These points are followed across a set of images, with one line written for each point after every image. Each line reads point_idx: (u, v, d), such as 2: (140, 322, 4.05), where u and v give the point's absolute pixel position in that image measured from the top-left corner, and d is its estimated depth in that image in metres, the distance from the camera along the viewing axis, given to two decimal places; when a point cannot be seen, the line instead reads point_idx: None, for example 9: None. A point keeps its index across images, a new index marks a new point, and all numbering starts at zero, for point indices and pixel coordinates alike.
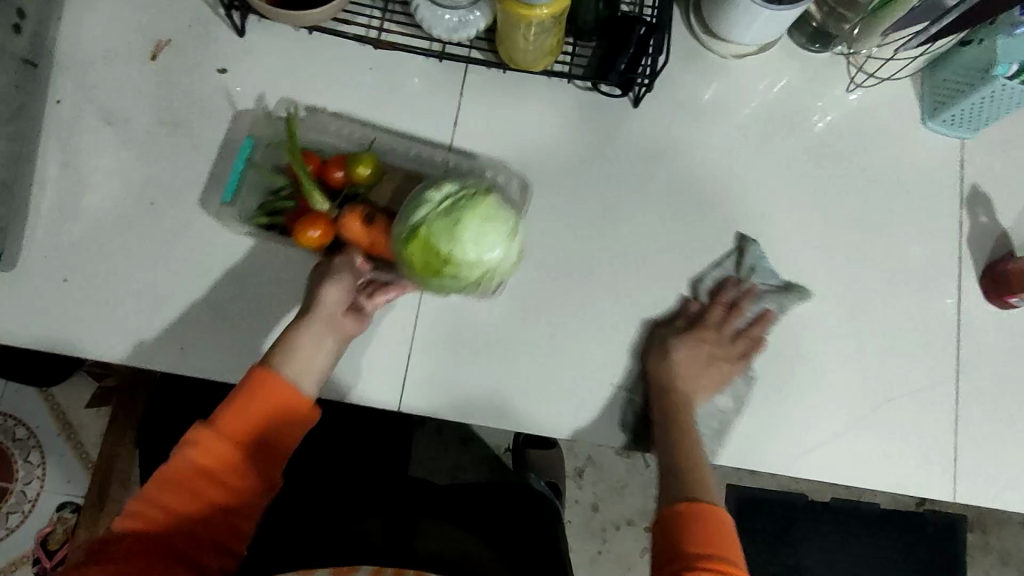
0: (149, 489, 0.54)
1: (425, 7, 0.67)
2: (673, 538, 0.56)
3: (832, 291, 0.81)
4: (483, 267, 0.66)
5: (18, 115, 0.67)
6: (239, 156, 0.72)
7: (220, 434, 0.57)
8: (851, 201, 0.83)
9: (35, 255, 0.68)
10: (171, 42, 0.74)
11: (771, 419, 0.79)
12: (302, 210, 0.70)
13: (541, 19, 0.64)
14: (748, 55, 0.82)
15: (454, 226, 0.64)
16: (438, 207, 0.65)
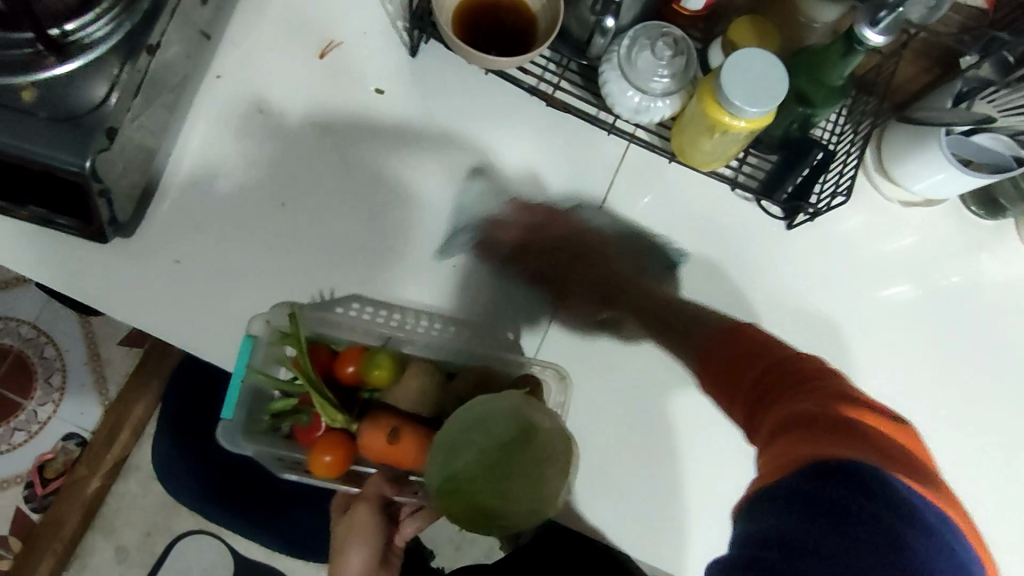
0: None
1: (614, 81, 0.64)
2: (746, 344, 0.57)
3: (970, 474, 0.72)
4: (539, 516, 0.51)
5: (180, 85, 0.65)
6: (240, 363, 0.59)
7: None
8: (1003, 380, 0.75)
9: (156, 228, 0.66)
10: (342, 44, 0.72)
11: None
12: (314, 425, 0.64)
13: (736, 130, 0.60)
14: (914, 204, 0.76)
15: (502, 484, 0.48)
16: (484, 455, 0.49)
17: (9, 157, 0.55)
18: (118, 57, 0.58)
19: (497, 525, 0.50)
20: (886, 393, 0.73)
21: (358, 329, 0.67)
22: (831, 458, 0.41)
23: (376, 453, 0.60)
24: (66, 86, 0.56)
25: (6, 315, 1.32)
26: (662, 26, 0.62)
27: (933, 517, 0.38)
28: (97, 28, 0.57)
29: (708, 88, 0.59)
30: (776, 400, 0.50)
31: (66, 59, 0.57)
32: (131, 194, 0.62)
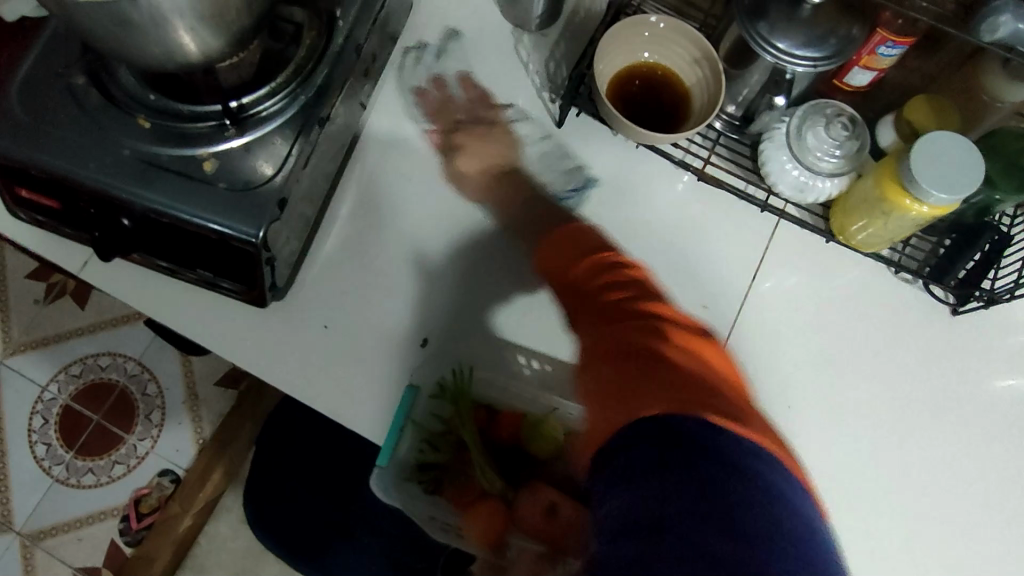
0: None
1: (775, 159, 0.62)
2: (565, 256, 0.61)
3: None
4: None
5: (339, 153, 0.67)
6: (401, 412, 0.62)
7: None
8: None
9: (304, 292, 0.67)
10: (487, 115, 0.73)
11: None
12: (467, 488, 0.62)
13: (915, 215, 0.56)
14: None
15: None
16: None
17: (185, 225, 0.57)
18: (293, 130, 0.60)
19: None
20: None
21: (517, 393, 0.66)
22: (654, 415, 0.42)
23: (536, 528, 0.58)
24: (243, 157, 0.58)
25: (114, 350, 1.37)
26: (832, 104, 0.61)
27: (747, 456, 0.40)
28: (271, 101, 0.60)
29: (888, 171, 0.56)
30: (605, 326, 0.54)
31: (243, 132, 0.59)
32: (289, 260, 0.64)
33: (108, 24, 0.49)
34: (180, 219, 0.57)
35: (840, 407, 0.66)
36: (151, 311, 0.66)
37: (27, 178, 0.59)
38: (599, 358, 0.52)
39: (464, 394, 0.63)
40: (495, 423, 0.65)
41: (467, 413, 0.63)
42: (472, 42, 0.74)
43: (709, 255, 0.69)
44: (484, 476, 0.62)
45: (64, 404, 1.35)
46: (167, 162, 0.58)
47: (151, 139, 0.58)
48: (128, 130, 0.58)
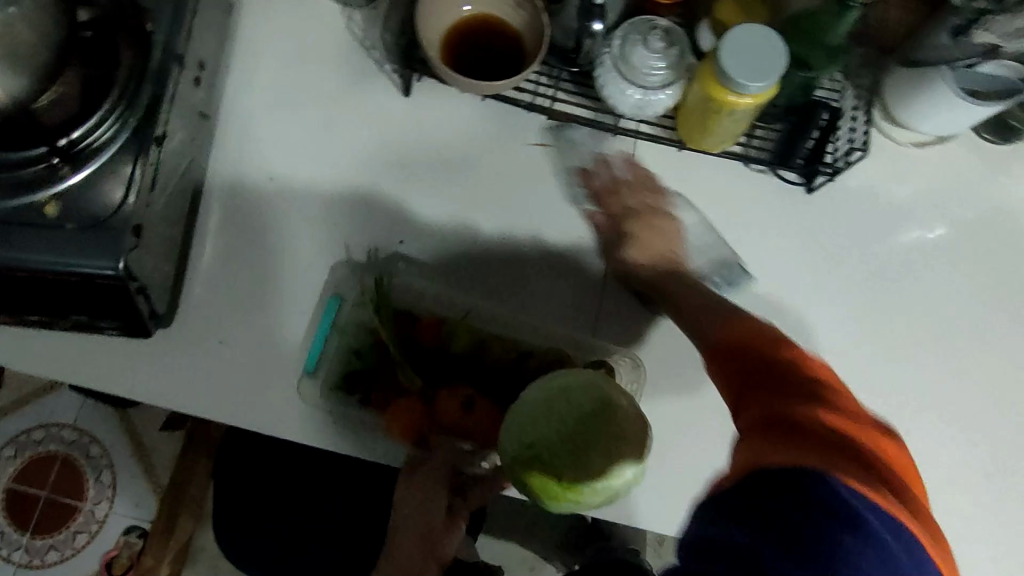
0: None
1: (612, 83, 0.64)
2: (728, 327, 0.59)
3: (1018, 400, 0.74)
4: (611, 492, 0.55)
5: (190, 168, 0.66)
6: (324, 321, 0.67)
7: None
8: None
9: (192, 312, 0.67)
10: (336, 101, 0.73)
11: (952, 536, 0.70)
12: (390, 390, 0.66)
13: (742, 108, 0.60)
14: (929, 144, 0.76)
15: (578, 455, 0.54)
16: (558, 427, 0.55)
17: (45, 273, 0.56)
18: (131, 156, 0.59)
19: (570, 499, 0.55)
20: (928, 335, 0.74)
21: (438, 303, 0.69)
22: (791, 471, 0.43)
23: (452, 422, 0.64)
24: (86, 192, 0.57)
25: (45, 422, 1.33)
26: (650, 20, 0.64)
27: (885, 530, 0.41)
28: (101, 129, 0.58)
29: (708, 74, 0.59)
30: (760, 395, 0.51)
31: (79, 167, 0.58)
32: (166, 286, 0.63)
33: None
34: (37, 268, 0.56)
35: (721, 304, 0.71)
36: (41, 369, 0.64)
37: None
38: (756, 413, 0.50)
39: (384, 300, 0.65)
40: (418, 328, 0.68)
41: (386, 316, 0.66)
42: (305, 31, 0.74)
43: (575, 189, 0.72)
44: (405, 376, 0.66)
45: (7, 487, 1.31)
46: (9, 216, 0.56)
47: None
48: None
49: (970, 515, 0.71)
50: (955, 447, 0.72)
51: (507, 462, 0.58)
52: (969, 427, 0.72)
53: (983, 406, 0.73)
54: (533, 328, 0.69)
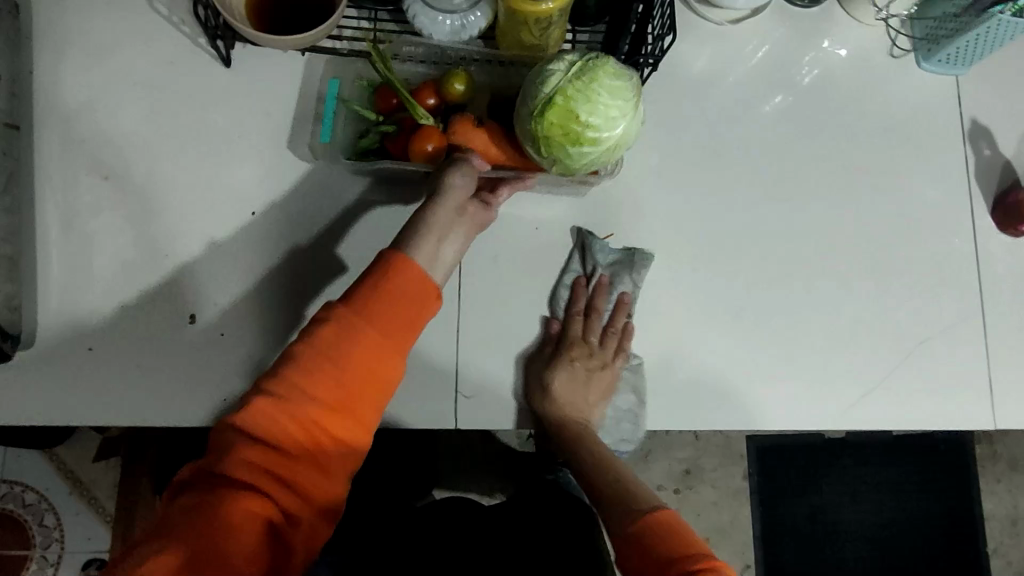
0: (352, 323, 0.51)
1: (421, 12, 0.64)
2: (641, 545, 0.55)
3: (859, 239, 0.81)
4: (624, 125, 0.58)
5: (11, 183, 0.64)
6: (329, 95, 0.69)
7: (362, 332, 0.52)
8: (860, 148, 0.82)
9: (54, 328, 0.66)
10: (156, 85, 0.71)
11: (822, 372, 0.78)
12: (404, 133, 0.66)
13: (548, 15, 0.62)
14: (744, 19, 0.82)
15: (590, 85, 0.56)
16: (568, 72, 0.57)
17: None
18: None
19: (590, 138, 0.57)
20: (771, 199, 0.80)
21: (423, 68, 0.70)
22: None
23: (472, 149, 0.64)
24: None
25: None
26: None
27: None
28: None
29: None
30: None
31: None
32: (11, 304, 0.62)
33: None
34: None
35: (563, 215, 0.77)
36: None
37: None
38: None
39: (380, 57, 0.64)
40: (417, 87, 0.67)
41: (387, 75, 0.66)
42: (107, 20, 0.71)
43: None
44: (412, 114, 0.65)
45: None
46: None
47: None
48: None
49: (830, 352, 0.78)
50: (808, 294, 0.79)
51: (522, 128, 0.59)
52: (819, 273, 0.80)
53: (827, 252, 0.80)
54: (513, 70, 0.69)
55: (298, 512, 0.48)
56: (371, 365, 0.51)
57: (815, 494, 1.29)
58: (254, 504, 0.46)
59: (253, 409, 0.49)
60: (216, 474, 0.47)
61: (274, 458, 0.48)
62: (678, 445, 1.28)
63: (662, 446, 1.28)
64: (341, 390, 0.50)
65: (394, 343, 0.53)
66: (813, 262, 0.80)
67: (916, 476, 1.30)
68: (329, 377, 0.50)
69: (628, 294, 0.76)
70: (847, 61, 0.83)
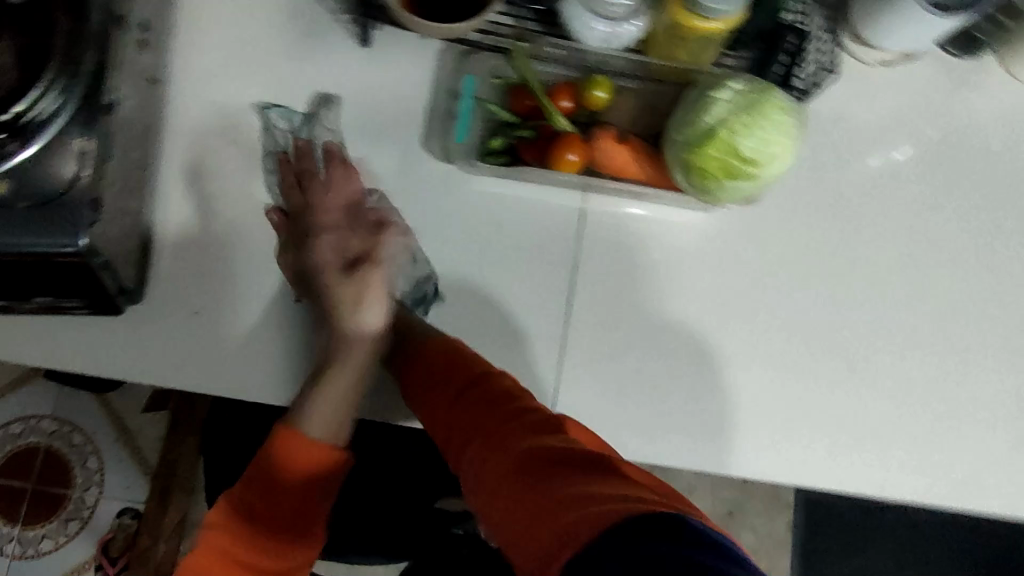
0: (285, 454, 0.59)
1: (577, 18, 0.62)
2: (465, 397, 0.59)
3: (1004, 309, 0.74)
4: (783, 164, 0.55)
5: (145, 137, 0.64)
6: (465, 93, 0.67)
7: (326, 450, 0.60)
8: (1013, 211, 0.75)
9: (165, 285, 0.65)
10: (291, 55, 0.70)
11: (944, 446, 0.71)
12: (542, 139, 0.65)
13: (714, 33, 0.60)
14: (892, 62, 0.76)
15: (757, 120, 0.53)
16: (734, 103, 0.54)
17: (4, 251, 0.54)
18: (77, 128, 0.56)
19: (748, 175, 0.55)
20: (911, 251, 0.74)
21: (562, 70, 0.67)
22: (586, 504, 0.42)
23: (612, 165, 0.62)
24: (35, 170, 0.54)
25: (23, 414, 1.28)
26: None
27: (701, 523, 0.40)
28: (45, 102, 0.55)
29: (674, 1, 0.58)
30: (514, 439, 0.53)
31: (27, 141, 0.54)
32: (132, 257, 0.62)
33: None
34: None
35: (685, 235, 0.71)
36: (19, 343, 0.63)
37: None
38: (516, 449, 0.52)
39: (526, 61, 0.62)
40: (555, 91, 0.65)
41: (528, 77, 0.64)
42: None
43: None
44: (553, 122, 0.64)
45: None
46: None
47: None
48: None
49: (956, 427, 0.71)
50: (940, 361, 0.72)
51: (674, 154, 0.57)
52: (951, 341, 0.73)
53: (962, 319, 0.73)
54: (656, 78, 0.66)
55: None
56: (325, 471, 0.60)
57: (862, 559, 1.21)
58: None
59: (218, 514, 0.59)
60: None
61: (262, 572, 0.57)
62: (725, 487, 1.24)
63: (708, 485, 1.25)
64: (317, 496, 0.59)
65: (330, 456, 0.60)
66: (948, 326, 0.73)
67: (974, 557, 1.22)
68: (249, 499, 0.58)
69: (743, 332, 0.71)
70: (1009, 115, 0.77)
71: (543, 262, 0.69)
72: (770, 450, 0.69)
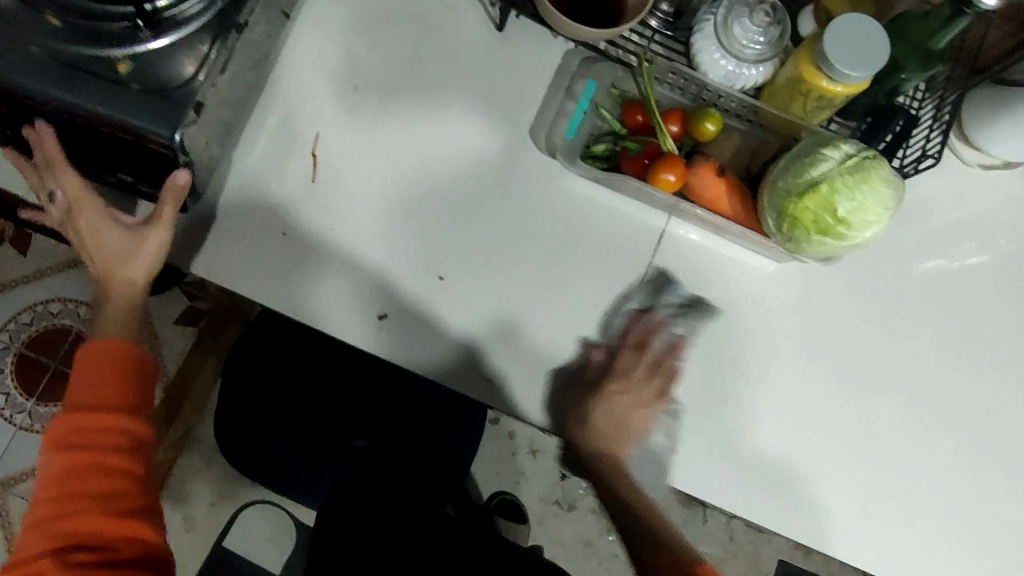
0: (83, 357, 0.59)
1: (703, 48, 0.65)
2: None
3: None
4: (872, 233, 0.58)
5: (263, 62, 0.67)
6: (585, 96, 0.71)
7: (86, 357, 0.59)
8: None
9: (254, 204, 0.69)
10: (425, 20, 0.73)
11: (945, 547, 0.73)
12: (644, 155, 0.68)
13: (833, 96, 0.62)
14: (993, 168, 0.76)
15: (860, 185, 0.56)
16: (842, 163, 0.56)
17: (98, 119, 0.58)
18: (210, 34, 0.59)
19: (837, 234, 0.57)
20: (962, 353, 0.75)
21: (677, 97, 0.70)
22: None
23: (706, 194, 0.64)
24: (158, 61, 0.58)
25: (63, 295, 1.29)
26: None
27: None
28: (188, 3, 0.59)
29: (805, 54, 0.61)
30: None
31: (159, 34, 0.58)
32: (210, 166, 0.66)
33: None
34: (98, 117, 0.57)
35: (751, 284, 0.74)
36: (63, 176, 0.61)
37: None
38: None
39: (650, 81, 0.66)
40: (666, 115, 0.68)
41: (647, 95, 0.67)
42: None
43: None
44: (660, 142, 0.67)
45: (17, 352, 1.27)
46: (82, 63, 0.58)
47: (64, 39, 0.58)
48: (37, 29, 0.57)
49: (961, 529, 0.73)
50: (960, 465, 0.74)
51: (773, 197, 0.59)
52: (977, 443, 0.74)
53: (992, 425, 0.75)
54: (764, 126, 0.69)
55: (73, 538, 0.54)
56: (113, 399, 0.58)
57: None
58: (51, 536, 0.54)
59: (60, 422, 0.57)
60: (56, 447, 0.56)
61: (110, 427, 0.57)
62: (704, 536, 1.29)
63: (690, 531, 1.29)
64: (98, 420, 0.56)
65: (125, 385, 0.59)
66: (976, 435, 0.75)
67: None
68: (77, 391, 0.57)
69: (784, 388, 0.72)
70: None
71: (611, 271, 0.72)
72: (784, 502, 0.70)
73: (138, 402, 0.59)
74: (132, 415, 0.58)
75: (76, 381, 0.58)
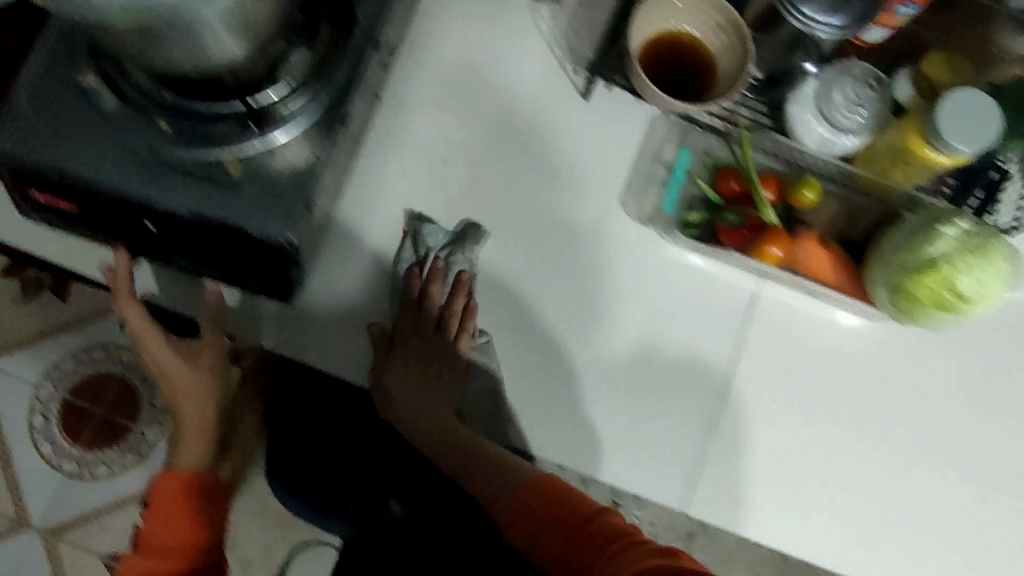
0: (163, 493, 0.74)
1: (801, 117, 0.66)
2: None
3: None
4: (986, 307, 0.58)
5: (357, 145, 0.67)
6: (680, 167, 0.71)
7: (171, 491, 0.74)
8: None
9: (349, 284, 0.68)
10: (509, 89, 0.73)
11: None
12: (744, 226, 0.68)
13: (935, 165, 0.62)
14: None
15: (980, 263, 0.56)
16: (962, 240, 0.57)
17: (208, 222, 0.58)
18: (317, 131, 0.60)
19: (954, 310, 0.58)
20: None
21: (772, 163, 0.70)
22: None
23: (811, 264, 0.64)
24: (267, 161, 0.59)
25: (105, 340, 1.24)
26: (853, 66, 0.65)
27: None
28: (293, 102, 0.58)
29: (910, 125, 0.61)
30: None
31: (266, 132, 0.58)
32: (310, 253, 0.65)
33: (135, 43, 0.48)
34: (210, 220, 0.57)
35: (847, 342, 0.72)
36: (129, 310, 0.66)
37: (46, 181, 0.59)
38: None
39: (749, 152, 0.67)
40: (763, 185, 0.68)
41: (746, 166, 0.68)
42: (487, 14, 0.74)
43: None
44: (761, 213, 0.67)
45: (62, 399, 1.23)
46: (192, 166, 0.58)
47: (173, 140, 0.58)
48: (147, 131, 0.58)
49: None
50: None
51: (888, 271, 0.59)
52: None
53: None
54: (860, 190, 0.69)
55: None
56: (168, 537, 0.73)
57: None
58: None
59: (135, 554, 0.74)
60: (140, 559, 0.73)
61: (173, 550, 0.74)
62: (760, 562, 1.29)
63: (745, 558, 1.29)
64: (176, 542, 0.74)
65: (185, 515, 0.75)
66: None
67: None
68: (159, 523, 0.74)
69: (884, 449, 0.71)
70: None
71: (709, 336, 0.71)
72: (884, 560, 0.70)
73: (198, 531, 0.75)
74: (199, 543, 0.75)
75: (156, 510, 0.74)
